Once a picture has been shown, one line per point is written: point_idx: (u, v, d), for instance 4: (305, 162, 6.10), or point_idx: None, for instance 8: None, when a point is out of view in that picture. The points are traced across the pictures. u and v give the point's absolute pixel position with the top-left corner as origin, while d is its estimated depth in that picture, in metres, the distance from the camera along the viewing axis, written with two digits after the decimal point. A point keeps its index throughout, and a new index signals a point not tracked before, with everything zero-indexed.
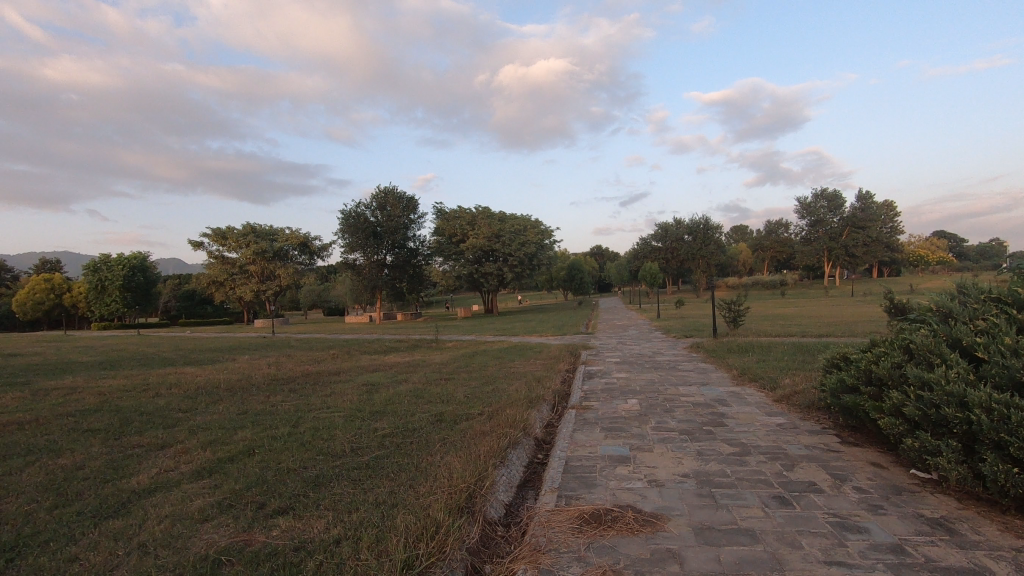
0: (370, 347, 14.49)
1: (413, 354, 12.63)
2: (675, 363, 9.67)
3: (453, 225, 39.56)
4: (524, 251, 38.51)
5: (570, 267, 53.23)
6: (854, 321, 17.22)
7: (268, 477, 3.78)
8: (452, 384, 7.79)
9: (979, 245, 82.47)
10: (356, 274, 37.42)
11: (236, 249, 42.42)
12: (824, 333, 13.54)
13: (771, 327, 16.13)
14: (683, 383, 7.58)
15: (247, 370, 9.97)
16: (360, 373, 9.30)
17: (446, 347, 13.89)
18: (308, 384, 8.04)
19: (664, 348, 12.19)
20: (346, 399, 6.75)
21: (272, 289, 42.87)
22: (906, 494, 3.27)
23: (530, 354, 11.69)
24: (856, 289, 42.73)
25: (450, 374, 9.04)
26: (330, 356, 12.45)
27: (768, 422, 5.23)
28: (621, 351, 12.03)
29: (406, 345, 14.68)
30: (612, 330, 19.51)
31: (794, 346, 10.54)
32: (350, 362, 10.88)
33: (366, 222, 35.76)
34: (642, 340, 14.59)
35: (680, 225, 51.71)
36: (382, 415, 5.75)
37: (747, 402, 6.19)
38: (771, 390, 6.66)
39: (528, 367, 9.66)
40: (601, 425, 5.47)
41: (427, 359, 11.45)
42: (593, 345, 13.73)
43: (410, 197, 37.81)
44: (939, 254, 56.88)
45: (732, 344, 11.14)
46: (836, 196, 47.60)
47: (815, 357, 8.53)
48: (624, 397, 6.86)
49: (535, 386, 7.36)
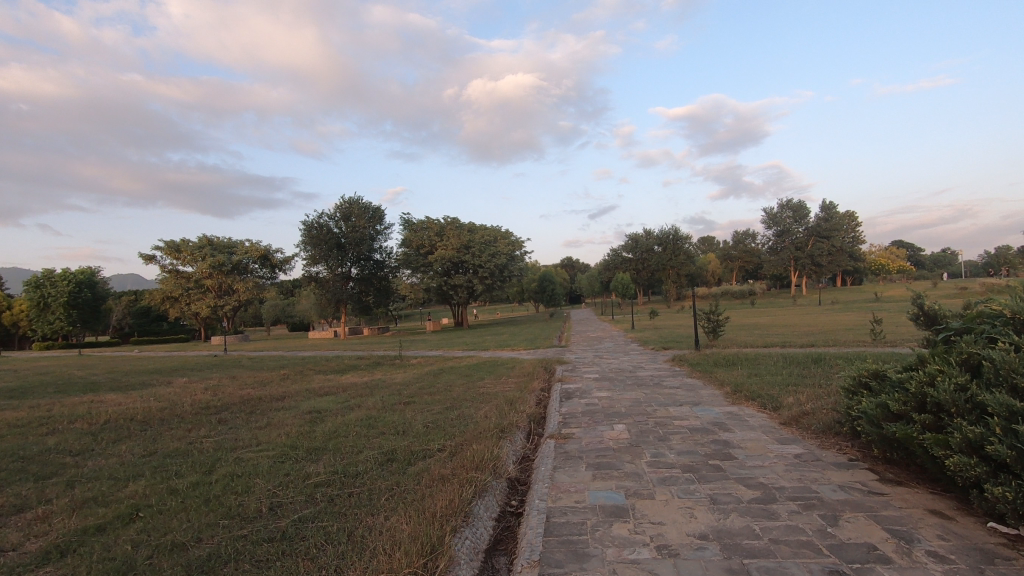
0: (327, 366, 13.30)
1: (373, 373, 11.52)
2: (659, 379, 8.86)
3: (421, 236, 38.41)
4: (494, 262, 37.60)
5: (542, 279, 52.58)
6: (833, 330, 16.85)
7: (138, 563, 2.73)
8: (410, 410, 6.76)
9: (933, 255, 85.53)
10: (319, 288, 35.93)
11: (191, 262, 40.29)
12: (807, 343, 12.99)
13: (752, 338, 15.53)
14: (673, 404, 6.74)
15: (179, 396, 8.74)
16: (309, 397, 8.17)
17: (409, 364, 12.82)
18: (243, 413, 6.89)
19: (645, 362, 11.38)
20: (280, 433, 5.66)
21: (231, 304, 40.83)
22: (1003, 565, 2.46)
23: (502, 371, 10.73)
24: (824, 298, 43.26)
25: (412, 396, 8.02)
26: (280, 377, 11.25)
27: (784, 453, 4.40)
28: (599, 366, 11.17)
29: (366, 362, 13.53)
30: (586, 342, 18.73)
31: (784, 358, 9.84)
32: (301, 385, 9.71)
33: (329, 234, 34.35)
34: (619, 353, 13.79)
35: (650, 236, 51.75)
36: (321, 455, 4.70)
37: (751, 426, 5.37)
38: (774, 410, 5.87)
39: (499, 386, 8.67)
40: (586, 461, 4.54)
41: (388, 379, 10.36)
42: (568, 359, 12.85)
43: (376, 208, 36.56)
44: (899, 263, 58.38)
45: (716, 356, 10.42)
46: (801, 206, 48.33)
47: (811, 371, 7.83)
48: (607, 422, 5.96)
49: (507, 411, 6.42)
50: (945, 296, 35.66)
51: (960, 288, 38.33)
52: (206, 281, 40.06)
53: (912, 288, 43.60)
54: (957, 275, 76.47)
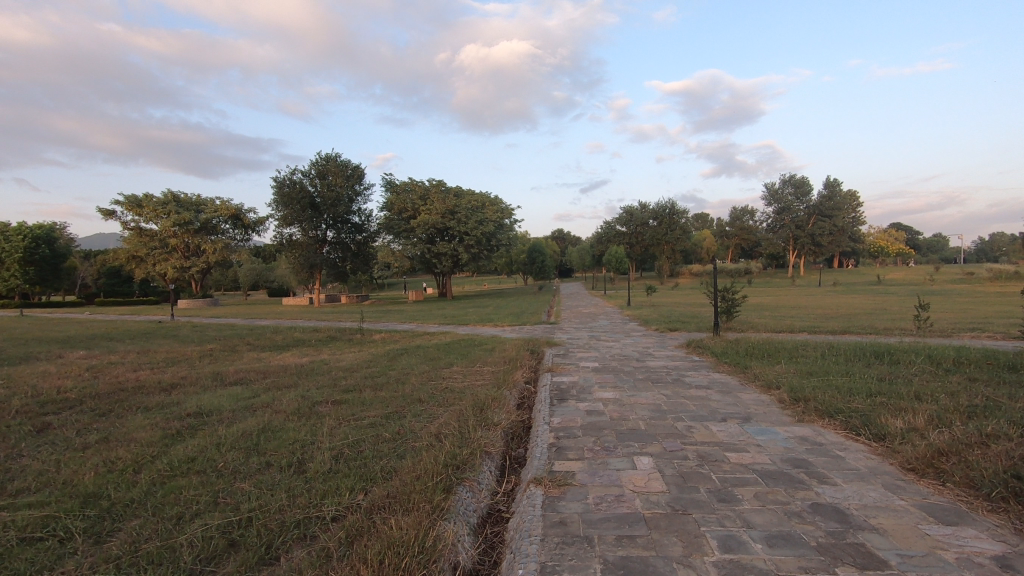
0: (272, 340, 11.08)
1: (321, 351, 9.33)
2: (678, 376, 6.79)
3: (404, 199, 35.89)
4: (481, 230, 35.30)
5: (531, 249, 50.39)
6: (857, 316, 14.98)
7: None
8: (333, 419, 4.60)
9: (930, 239, 84.27)
10: (291, 251, 33.52)
11: (155, 220, 37.27)
12: (839, 331, 11.06)
13: (770, 321, 13.57)
14: (712, 418, 4.72)
15: (40, 378, 6.48)
16: (210, 387, 5.97)
17: (369, 341, 10.68)
18: (89, 415, 4.68)
19: (654, 348, 9.35)
20: (102, 461, 3.49)
21: (199, 266, 38.20)
22: None
23: (480, 354, 8.64)
24: (824, 279, 41.72)
25: (352, 390, 5.90)
26: (202, 353, 9.02)
27: (969, 555, 2.35)
28: (597, 351, 9.10)
29: (320, 337, 11.30)
30: (579, 319, 16.69)
31: (831, 349, 7.85)
32: (217, 366, 7.50)
33: (302, 192, 31.58)
34: (618, 334, 11.79)
35: (646, 209, 49.71)
36: (116, 532, 2.54)
37: (860, 474, 3.33)
38: (877, 440, 3.87)
39: (469, 378, 6.57)
40: (602, 554, 2.43)
41: (334, 361, 8.14)
42: (559, 340, 10.78)
43: (355, 166, 33.79)
44: (898, 246, 57.00)
45: (743, 343, 8.46)
46: (803, 182, 46.41)
47: (885, 373, 5.83)
48: (623, 452, 3.86)
49: (474, 425, 4.31)
50: (952, 281, 34.16)
51: (967, 274, 36.80)
52: (172, 240, 37.27)
53: (915, 272, 42.03)
54: (953, 260, 75.45)
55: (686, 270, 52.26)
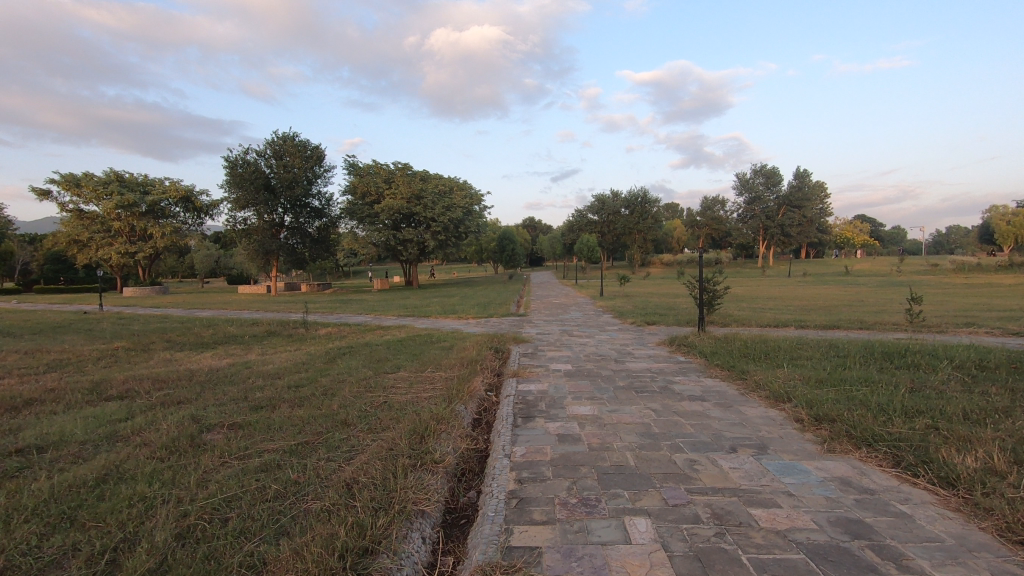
0: (197, 336, 9.60)
1: (249, 351, 7.95)
2: (665, 383, 5.75)
3: (367, 182, 34.17)
4: (448, 216, 33.92)
5: (501, 237, 49.20)
6: (839, 309, 14.35)
7: None
8: (216, 455, 3.38)
9: (891, 231, 86.30)
10: (246, 236, 31.51)
11: (95, 201, 34.50)
12: (828, 326, 10.26)
13: (751, 315, 12.80)
14: (719, 448, 3.68)
15: None
16: (74, 405, 4.58)
17: (312, 338, 9.36)
18: None
19: (633, 346, 8.34)
20: None
21: (145, 251, 35.68)
22: None
23: (434, 354, 7.43)
24: (793, 271, 41.85)
25: (259, 408, 4.62)
26: (101, 353, 7.53)
27: None
28: (570, 350, 8.03)
29: (254, 333, 9.89)
30: (549, 311, 15.65)
31: (832, 349, 6.97)
32: (104, 373, 6.07)
33: (256, 172, 29.52)
34: (593, 329, 10.80)
35: (618, 197, 49.11)
36: None
37: (951, 553, 2.31)
38: (947, 490, 2.87)
39: (416, 387, 5.37)
40: None
41: (259, 364, 6.79)
42: (526, 336, 9.66)
43: (315, 146, 31.79)
44: (863, 237, 57.91)
45: (733, 340, 7.55)
46: (774, 172, 46.47)
47: (912, 381, 4.92)
48: (611, 510, 2.75)
49: (405, 468, 3.14)
50: (917, 272, 34.55)
51: (931, 265, 37.26)
52: (115, 224, 34.65)
53: (880, 263, 42.53)
54: (914, 252, 77.48)
55: (658, 259, 51.97)
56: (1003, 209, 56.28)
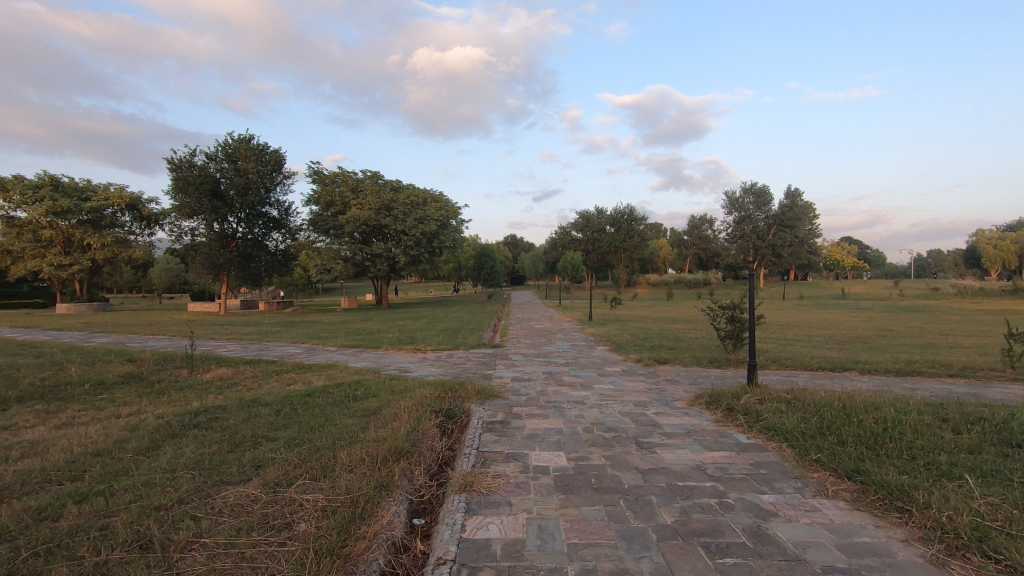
0: (10, 382, 6.44)
1: (43, 421, 4.84)
2: (760, 523, 2.91)
3: (332, 191, 31.20)
4: (421, 229, 31.03)
5: (480, 254, 46.60)
6: (882, 343, 11.87)
7: None
8: None
9: (877, 254, 85.36)
10: (193, 249, 28.15)
11: (24, 206, 30.74)
12: (904, 372, 7.64)
13: (783, 351, 10.16)
14: None
15: None
16: None
17: (181, 390, 6.31)
18: None
19: (653, 410, 5.49)
20: None
21: (81, 264, 31.94)
22: None
23: (341, 430, 4.50)
24: (787, 293, 39.91)
25: None
26: None
27: None
28: (561, 419, 5.13)
29: (101, 380, 6.72)
30: (530, 340, 12.87)
31: (986, 424, 4.31)
32: None
33: (205, 177, 26.26)
34: (590, 372, 7.98)
35: (602, 214, 47.09)
36: None
37: None
38: None
39: (239, 554, 2.44)
40: None
41: (11, 460, 3.74)
42: (496, 386, 6.73)
43: (274, 151, 28.74)
44: (851, 259, 56.57)
45: (820, 405, 4.83)
46: (764, 191, 45.05)
47: None
48: None
49: None
50: (918, 296, 32.76)
51: (932, 288, 35.49)
52: (47, 232, 30.96)
53: (877, 286, 40.63)
54: (899, 275, 76.62)
55: (644, 279, 49.75)
56: (990, 233, 55.47)
